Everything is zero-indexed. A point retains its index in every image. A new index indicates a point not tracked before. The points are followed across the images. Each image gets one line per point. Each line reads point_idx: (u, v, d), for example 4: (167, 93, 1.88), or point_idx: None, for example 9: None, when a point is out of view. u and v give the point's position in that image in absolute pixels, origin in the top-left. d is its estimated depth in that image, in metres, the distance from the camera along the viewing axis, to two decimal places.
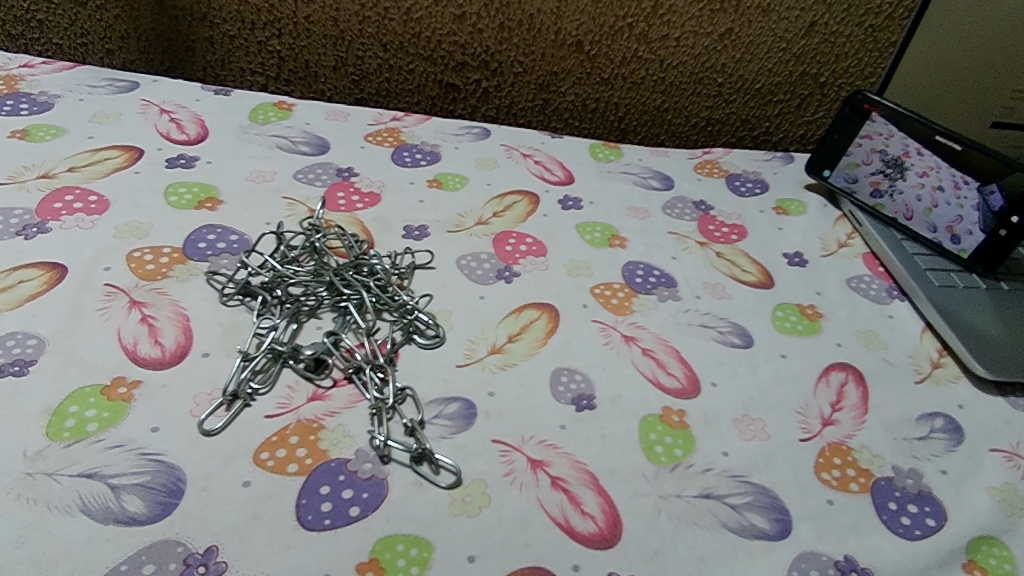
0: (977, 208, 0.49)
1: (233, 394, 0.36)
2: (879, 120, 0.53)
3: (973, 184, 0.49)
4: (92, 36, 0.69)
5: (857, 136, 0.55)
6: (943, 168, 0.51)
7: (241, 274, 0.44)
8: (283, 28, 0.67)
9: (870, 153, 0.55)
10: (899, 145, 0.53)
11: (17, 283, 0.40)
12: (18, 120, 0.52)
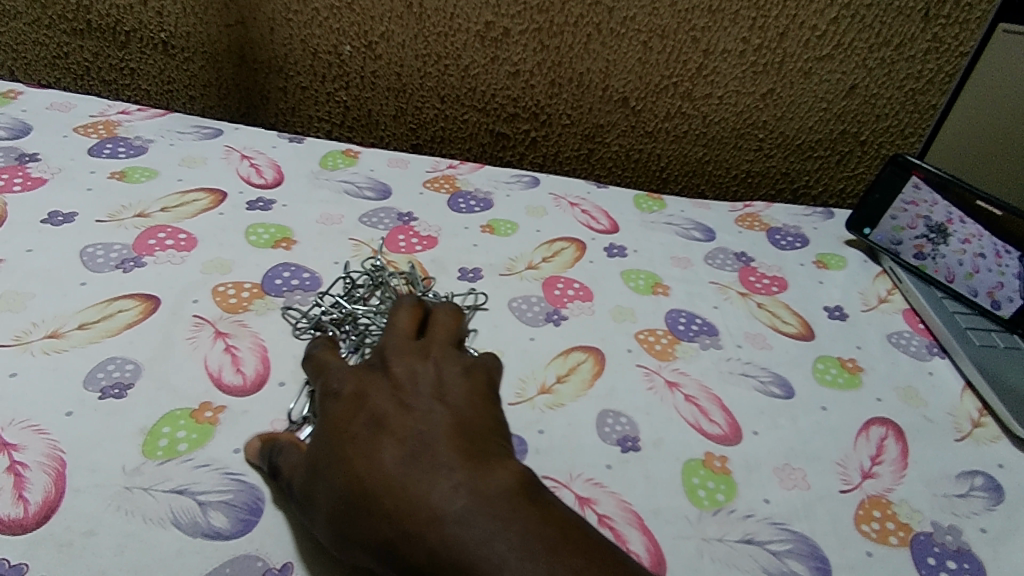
0: (1018, 276, 0.50)
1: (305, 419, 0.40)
2: (925, 188, 0.56)
3: (1013, 253, 0.51)
4: (177, 84, 0.75)
5: (902, 200, 0.57)
6: (984, 236, 0.53)
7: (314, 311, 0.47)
8: (351, 81, 0.73)
9: (915, 217, 0.57)
10: (943, 212, 0.55)
11: (117, 312, 0.45)
12: (117, 163, 0.58)
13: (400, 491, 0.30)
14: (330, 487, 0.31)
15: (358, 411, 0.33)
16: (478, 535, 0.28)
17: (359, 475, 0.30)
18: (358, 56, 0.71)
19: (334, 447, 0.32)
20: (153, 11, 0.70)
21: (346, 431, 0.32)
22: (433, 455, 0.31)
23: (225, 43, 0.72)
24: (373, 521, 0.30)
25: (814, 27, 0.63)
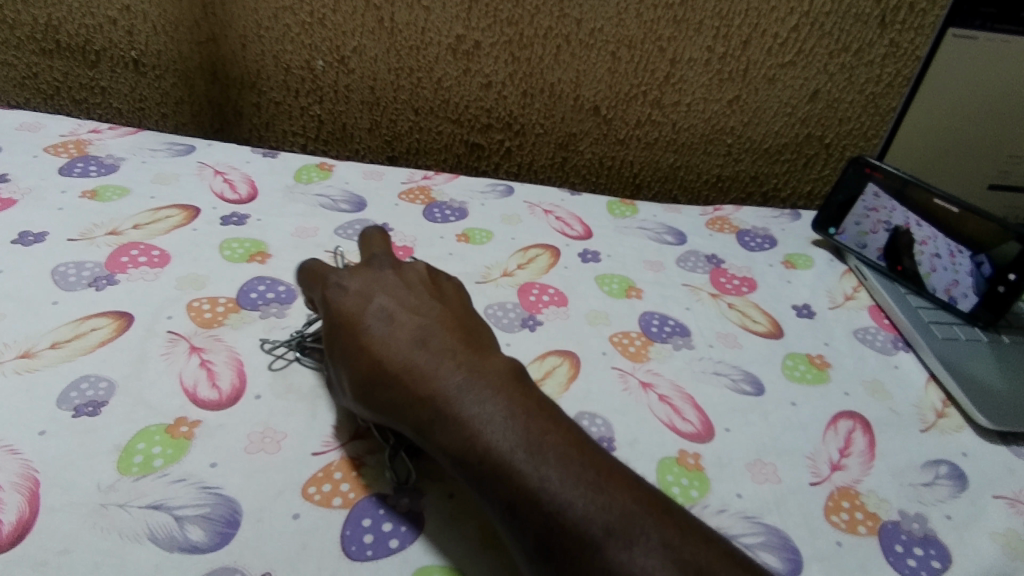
0: (970, 274, 0.52)
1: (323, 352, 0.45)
2: (885, 195, 0.57)
3: (966, 253, 0.52)
4: (149, 102, 0.75)
5: (865, 206, 0.59)
6: (938, 237, 0.54)
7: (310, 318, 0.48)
8: (324, 96, 0.73)
9: (876, 223, 0.58)
10: (901, 217, 0.56)
11: (90, 330, 0.44)
12: (88, 182, 0.58)
13: (407, 366, 0.37)
14: (351, 365, 0.38)
15: (368, 308, 0.40)
16: (468, 401, 0.35)
17: (371, 355, 0.38)
18: (331, 70, 0.71)
19: (350, 333, 0.39)
20: (123, 30, 0.70)
21: (361, 320, 0.40)
22: (436, 341, 0.38)
23: (197, 61, 0.72)
24: (385, 387, 0.37)
25: (775, 36, 0.65)
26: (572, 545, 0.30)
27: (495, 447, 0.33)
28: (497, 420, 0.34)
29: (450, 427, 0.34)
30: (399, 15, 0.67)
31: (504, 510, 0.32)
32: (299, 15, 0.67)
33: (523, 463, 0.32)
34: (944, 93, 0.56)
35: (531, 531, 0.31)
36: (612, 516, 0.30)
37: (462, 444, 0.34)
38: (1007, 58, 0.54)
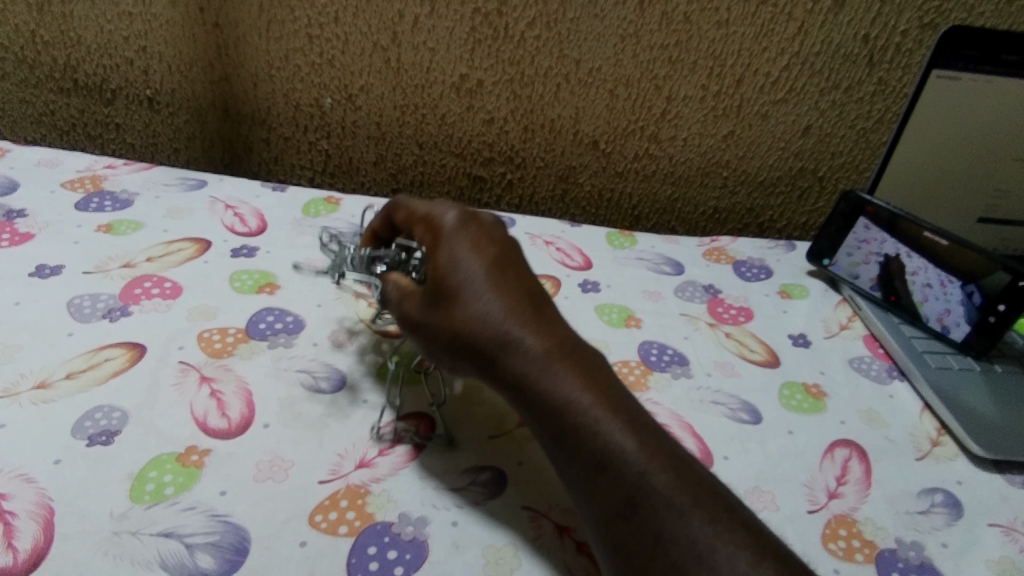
0: (961, 304, 0.54)
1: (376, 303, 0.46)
2: (875, 228, 0.59)
3: (957, 283, 0.54)
4: (162, 137, 0.78)
5: (856, 239, 0.60)
6: (929, 268, 0.56)
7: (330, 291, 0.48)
8: (332, 131, 0.75)
9: (868, 254, 0.60)
10: (892, 248, 0.58)
11: (104, 360, 0.46)
12: (103, 216, 0.60)
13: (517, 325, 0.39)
14: (456, 310, 0.40)
15: (477, 258, 0.42)
16: (567, 380, 0.38)
17: (475, 309, 0.40)
18: (338, 107, 0.73)
19: (457, 276, 0.41)
20: (139, 70, 0.73)
21: (470, 268, 0.41)
22: (542, 319, 0.40)
23: (209, 98, 0.74)
24: (492, 340, 0.39)
25: (767, 74, 0.67)
26: (656, 511, 0.33)
27: (598, 414, 0.36)
28: (599, 392, 0.38)
29: (554, 388, 0.38)
30: (405, 55, 0.69)
31: (594, 469, 0.35)
32: (309, 55, 0.70)
33: (622, 433, 0.36)
34: (929, 130, 0.58)
35: (618, 491, 0.34)
36: (696, 491, 0.34)
37: (565, 404, 0.37)
38: (989, 97, 0.56)
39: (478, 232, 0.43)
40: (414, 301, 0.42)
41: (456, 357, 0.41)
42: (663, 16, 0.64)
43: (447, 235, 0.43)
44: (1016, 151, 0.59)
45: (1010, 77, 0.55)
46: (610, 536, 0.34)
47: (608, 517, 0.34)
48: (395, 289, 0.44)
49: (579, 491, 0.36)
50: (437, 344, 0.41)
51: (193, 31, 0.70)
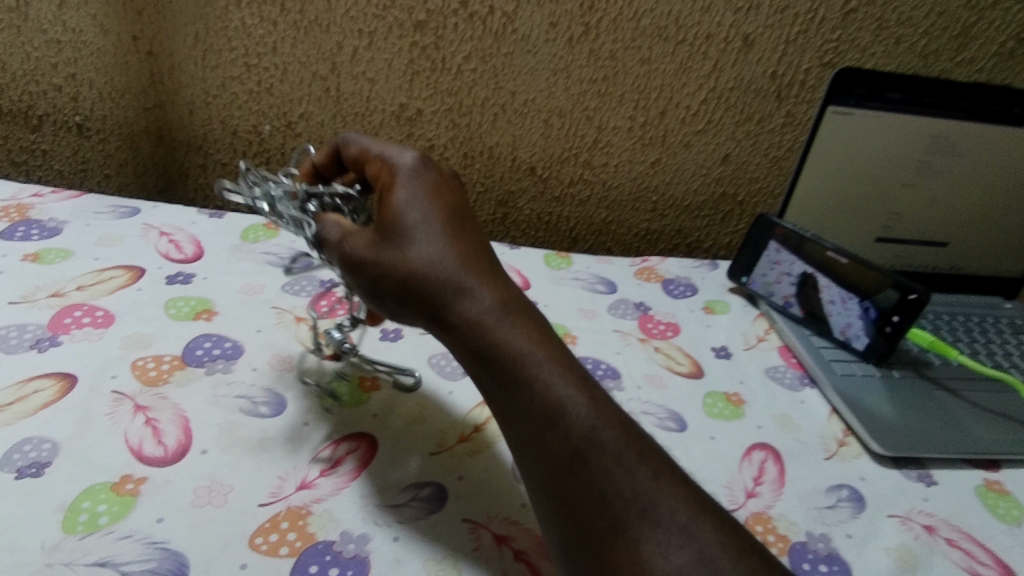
0: (860, 317, 0.59)
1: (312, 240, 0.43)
2: (784, 250, 0.64)
3: (855, 299, 0.59)
4: (92, 164, 0.76)
5: (769, 259, 0.66)
6: (831, 286, 0.61)
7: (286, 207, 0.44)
8: (271, 157, 0.76)
9: (779, 274, 0.65)
10: (799, 269, 0.63)
11: (32, 392, 0.45)
12: (30, 245, 0.58)
13: (473, 273, 0.39)
14: (410, 255, 0.39)
15: (435, 207, 0.40)
16: (515, 331, 0.38)
17: (424, 253, 0.38)
18: (277, 134, 0.74)
19: (409, 216, 0.39)
20: (68, 96, 0.71)
21: (427, 214, 0.40)
22: (492, 272, 0.40)
23: (143, 125, 0.74)
24: (446, 287, 0.38)
25: (688, 107, 0.72)
26: (605, 465, 0.34)
27: (550, 365, 0.37)
28: (549, 346, 0.38)
29: (507, 338, 0.37)
30: (345, 85, 0.71)
31: (543, 421, 0.35)
32: (247, 84, 0.71)
33: (573, 390, 0.36)
34: (828, 160, 0.63)
35: (568, 446, 0.35)
36: (639, 448, 0.35)
37: (519, 353, 0.37)
38: (880, 131, 0.62)
39: (435, 181, 0.42)
40: (361, 239, 0.40)
41: (404, 301, 0.39)
42: (590, 53, 0.68)
43: (404, 180, 0.41)
44: (906, 178, 0.66)
45: (895, 113, 0.61)
46: (555, 490, 0.34)
47: (554, 470, 0.34)
48: (342, 228, 0.42)
49: (524, 441, 0.36)
50: (382, 286, 0.39)
51: (125, 58, 0.69)
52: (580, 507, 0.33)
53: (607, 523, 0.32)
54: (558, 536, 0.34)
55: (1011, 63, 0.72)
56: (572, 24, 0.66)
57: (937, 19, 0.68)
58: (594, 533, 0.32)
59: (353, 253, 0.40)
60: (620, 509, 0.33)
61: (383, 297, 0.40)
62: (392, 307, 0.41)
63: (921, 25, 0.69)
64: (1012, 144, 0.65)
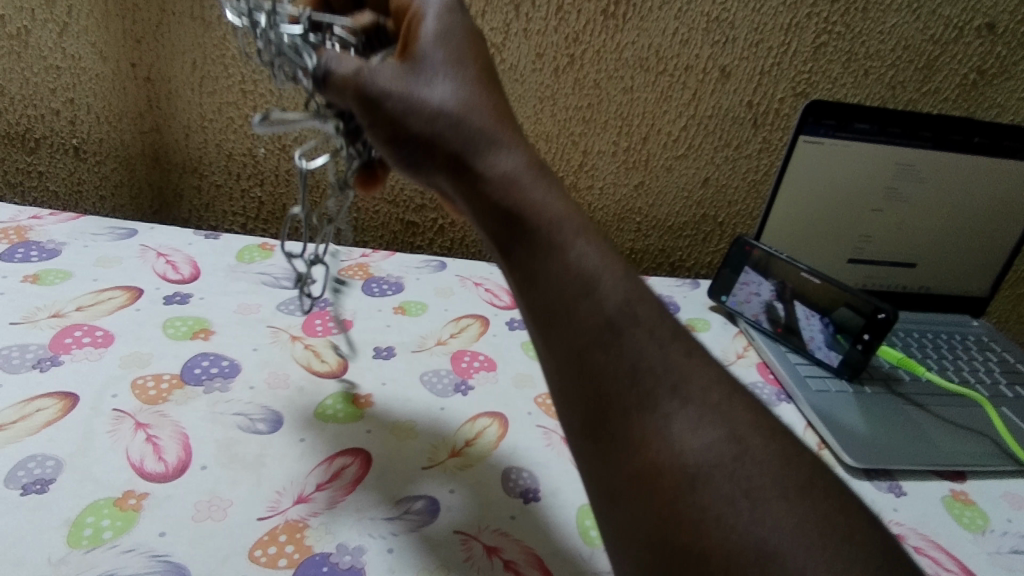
0: (822, 332, 0.63)
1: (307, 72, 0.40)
2: (753, 273, 0.68)
3: (817, 316, 0.63)
4: (87, 185, 0.77)
5: (741, 281, 0.69)
6: (797, 306, 0.65)
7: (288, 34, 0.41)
8: (265, 179, 0.78)
9: (749, 294, 0.69)
10: (767, 291, 0.67)
11: (35, 410, 0.46)
12: (29, 266, 0.60)
13: (502, 128, 0.39)
14: (441, 97, 0.38)
15: (464, 49, 0.40)
16: (538, 188, 0.38)
17: (436, 94, 0.39)
18: (272, 156, 0.76)
19: (423, 56, 0.39)
20: (65, 120, 0.73)
21: (456, 56, 0.40)
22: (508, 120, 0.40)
23: (139, 148, 0.76)
24: (477, 137, 0.38)
25: (669, 133, 0.75)
26: (637, 340, 0.34)
27: (581, 235, 0.37)
28: (581, 219, 0.38)
29: (537, 197, 0.38)
30: None
31: (577, 288, 0.35)
32: (243, 108, 0.73)
33: (605, 259, 0.36)
34: (801, 185, 0.66)
35: (598, 315, 0.35)
36: (672, 328, 0.36)
37: (550, 219, 0.37)
38: (848, 159, 0.65)
39: (461, 18, 0.42)
40: (380, 69, 0.39)
41: (426, 145, 0.39)
42: (575, 82, 0.71)
43: (431, 11, 0.41)
44: (875, 204, 0.69)
45: (863, 142, 0.65)
46: (578, 364, 0.34)
47: (583, 342, 0.34)
48: (356, 62, 0.39)
49: (548, 305, 0.36)
50: (401, 121, 0.38)
51: (123, 84, 0.71)
52: (604, 384, 0.34)
53: (634, 400, 0.33)
54: (577, 417, 0.34)
55: (974, 94, 0.76)
56: (558, 55, 0.69)
57: (902, 52, 0.72)
58: (621, 410, 0.33)
59: (371, 86, 0.38)
60: (651, 386, 0.33)
61: (399, 143, 0.39)
62: (404, 155, 0.40)
63: (888, 58, 0.72)
64: (973, 171, 0.68)
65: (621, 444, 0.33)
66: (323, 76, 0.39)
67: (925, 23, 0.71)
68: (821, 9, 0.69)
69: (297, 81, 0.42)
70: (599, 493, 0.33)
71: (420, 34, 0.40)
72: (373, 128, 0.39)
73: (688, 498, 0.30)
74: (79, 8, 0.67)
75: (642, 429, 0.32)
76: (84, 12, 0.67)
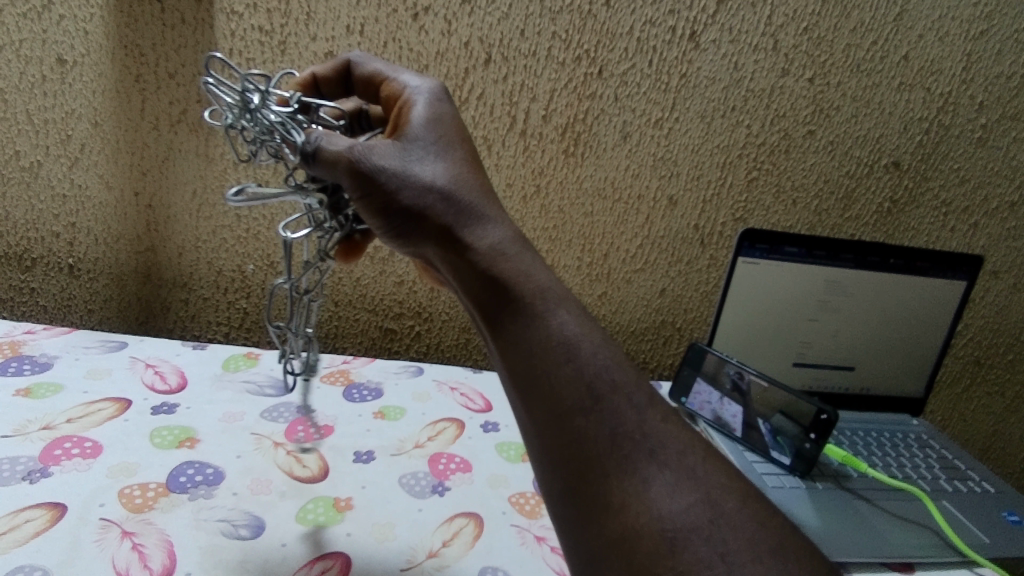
0: (769, 433, 0.69)
1: (296, 147, 0.44)
2: (703, 384, 0.74)
3: (763, 420, 0.69)
4: (77, 300, 0.81)
5: (694, 388, 0.74)
6: (742, 412, 0.70)
7: (279, 115, 0.45)
8: (252, 293, 0.83)
9: (703, 402, 0.74)
10: (716, 400, 0.72)
11: (24, 522, 0.48)
12: (22, 379, 0.62)
13: (484, 203, 0.46)
14: (430, 174, 0.45)
15: (449, 133, 0.48)
16: (527, 255, 0.45)
17: (424, 174, 0.45)
18: (260, 272, 0.81)
19: (413, 141, 0.46)
20: (64, 242, 0.78)
21: (442, 140, 0.47)
22: (488, 196, 0.47)
23: (133, 265, 0.80)
24: (464, 212, 0.45)
25: (626, 251, 0.83)
26: (616, 405, 0.40)
27: (561, 305, 0.43)
28: (560, 290, 0.44)
29: (521, 267, 0.44)
30: None
31: (561, 353, 0.41)
32: (236, 231, 0.79)
33: (582, 327, 0.43)
34: (743, 302, 0.74)
35: (579, 379, 0.40)
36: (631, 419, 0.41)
37: (535, 289, 0.43)
38: (782, 277, 0.73)
39: (446, 108, 0.50)
40: (374, 150, 0.44)
41: (416, 216, 0.44)
42: (541, 207, 0.79)
43: (420, 103, 0.49)
44: (812, 313, 0.76)
45: (795, 263, 0.73)
46: (560, 426, 0.39)
47: (563, 412, 0.40)
48: (347, 141, 0.45)
49: (531, 366, 0.41)
50: (393, 197, 0.44)
51: (125, 209, 0.77)
52: (586, 449, 0.39)
53: (598, 486, 0.38)
54: (558, 481, 0.39)
55: (891, 219, 0.86)
56: (525, 185, 0.78)
57: (824, 185, 0.83)
58: (596, 481, 0.38)
59: (364, 160, 0.43)
60: (629, 449, 0.39)
61: (390, 213, 0.44)
62: (394, 225, 0.45)
63: (812, 189, 0.83)
64: (892, 286, 0.77)
65: (602, 509, 0.37)
66: (315, 152, 0.44)
67: (840, 162, 0.82)
68: (750, 151, 0.80)
69: (284, 157, 0.46)
70: (581, 556, 0.37)
71: (410, 121, 0.48)
72: (362, 200, 0.44)
73: (667, 561, 0.35)
74: (92, 145, 0.73)
75: (626, 492, 0.37)
76: (96, 148, 0.73)
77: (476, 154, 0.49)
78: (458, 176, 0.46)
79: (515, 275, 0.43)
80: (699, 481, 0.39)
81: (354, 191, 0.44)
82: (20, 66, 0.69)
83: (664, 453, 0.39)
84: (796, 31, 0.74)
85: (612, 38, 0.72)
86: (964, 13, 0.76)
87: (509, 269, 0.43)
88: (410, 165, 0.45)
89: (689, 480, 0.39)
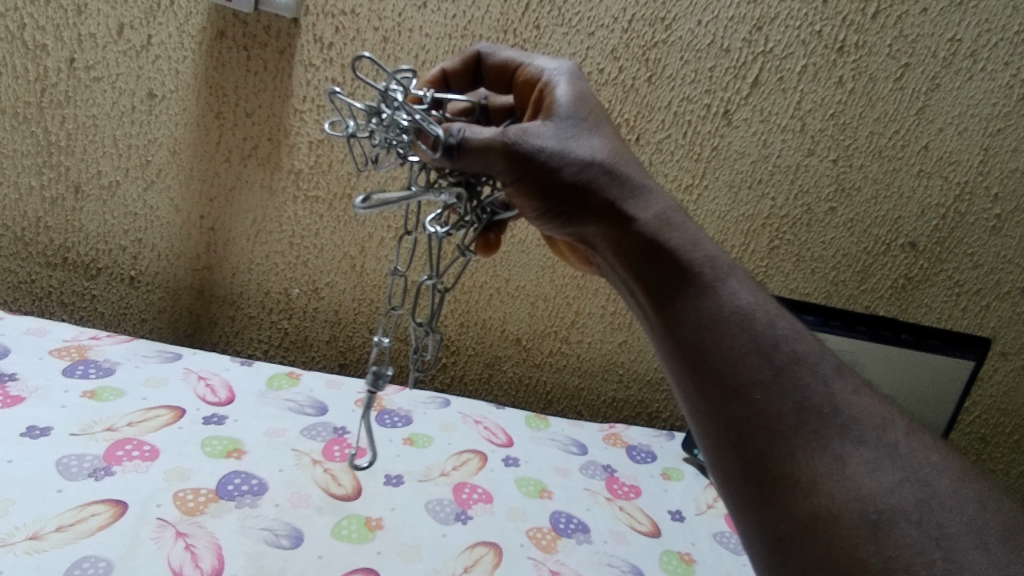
0: None
1: (439, 141, 0.48)
2: None
3: None
4: (134, 309, 0.87)
5: None
6: None
7: (416, 113, 0.48)
8: (294, 315, 0.88)
9: None
10: None
11: (90, 515, 0.53)
12: (89, 382, 0.68)
13: (638, 176, 0.53)
14: (590, 151, 0.51)
15: (594, 110, 0.54)
16: (694, 228, 0.53)
17: (581, 153, 0.51)
18: (304, 297, 0.87)
19: (564, 121, 0.52)
20: (129, 255, 0.84)
21: (591, 116, 0.53)
22: (631, 168, 0.53)
23: (188, 282, 0.86)
24: (623, 186, 0.52)
25: None
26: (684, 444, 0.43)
27: (730, 274, 0.51)
28: (727, 260, 0.52)
29: (688, 238, 0.52)
30: (369, 264, 0.85)
31: (738, 319, 0.48)
32: (287, 258, 0.85)
33: (751, 296, 0.50)
34: None
35: (754, 353, 0.47)
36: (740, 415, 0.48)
37: (705, 259, 0.51)
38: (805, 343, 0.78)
39: (584, 86, 0.56)
40: (535, 134, 0.50)
41: (580, 193, 0.51)
42: None
43: (562, 84, 0.55)
44: None
45: (814, 330, 0.78)
46: (740, 398, 0.46)
47: (732, 386, 0.46)
48: (487, 131, 0.49)
49: (702, 337, 0.48)
50: (558, 176, 0.50)
51: (189, 230, 0.84)
52: (768, 426, 0.45)
53: None
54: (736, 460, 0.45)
55: (905, 295, 0.90)
56: None
57: (842, 259, 0.87)
58: None
59: (520, 143, 0.48)
60: (818, 425, 0.44)
61: (556, 194, 0.50)
62: (558, 205, 0.51)
63: (831, 261, 0.87)
64: (902, 361, 0.81)
65: (785, 492, 0.43)
66: (458, 145, 0.48)
67: (859, 238, 0.86)
68: (773, 222, 0.85)
69: (415, 150, 0.50)
70: None
71: (556, 101, 0.53)
72: (521, 181, 0.49)
73: None
74: (167, 170, 0.80)
75: (812, 477, 0.43)
76: (171, 174, 0.80)
77: (612, 127, 0.55)
78: (610, 152, 0.52)
79: (683, 249, 0.51)
80: (903, 460, 0.43)
81: (509, 176, 0.49)
82: (113, 96, 0.76)
83: (857, 430, 0.44)
84: (822, 116, 0.80)
85: (651, 110, 0.78)
86: (981, 113, 0.82)
87: (671, 245, 0.51)
88: (567, 146, 0.50)
89: (886, 463, 0.43)
